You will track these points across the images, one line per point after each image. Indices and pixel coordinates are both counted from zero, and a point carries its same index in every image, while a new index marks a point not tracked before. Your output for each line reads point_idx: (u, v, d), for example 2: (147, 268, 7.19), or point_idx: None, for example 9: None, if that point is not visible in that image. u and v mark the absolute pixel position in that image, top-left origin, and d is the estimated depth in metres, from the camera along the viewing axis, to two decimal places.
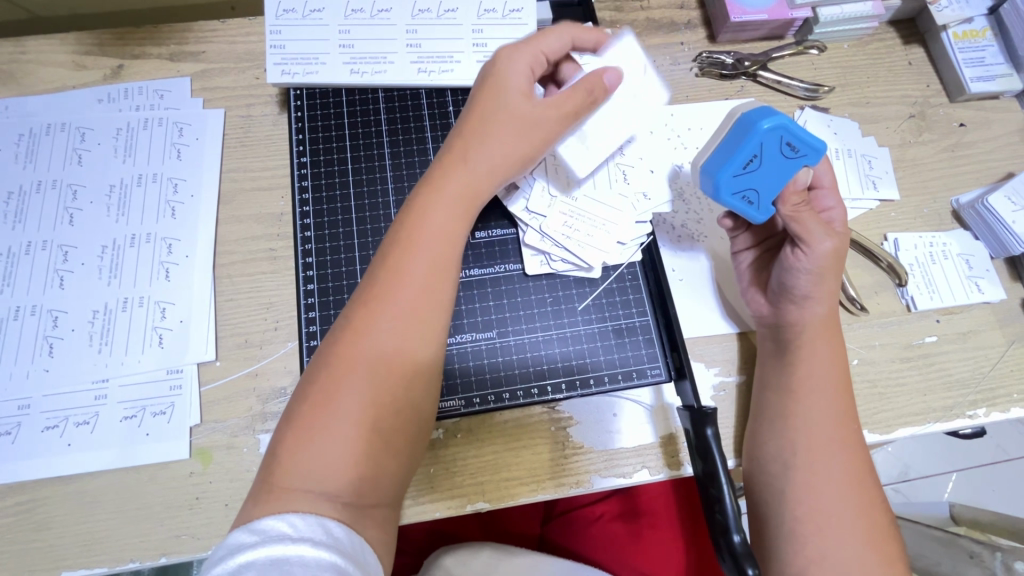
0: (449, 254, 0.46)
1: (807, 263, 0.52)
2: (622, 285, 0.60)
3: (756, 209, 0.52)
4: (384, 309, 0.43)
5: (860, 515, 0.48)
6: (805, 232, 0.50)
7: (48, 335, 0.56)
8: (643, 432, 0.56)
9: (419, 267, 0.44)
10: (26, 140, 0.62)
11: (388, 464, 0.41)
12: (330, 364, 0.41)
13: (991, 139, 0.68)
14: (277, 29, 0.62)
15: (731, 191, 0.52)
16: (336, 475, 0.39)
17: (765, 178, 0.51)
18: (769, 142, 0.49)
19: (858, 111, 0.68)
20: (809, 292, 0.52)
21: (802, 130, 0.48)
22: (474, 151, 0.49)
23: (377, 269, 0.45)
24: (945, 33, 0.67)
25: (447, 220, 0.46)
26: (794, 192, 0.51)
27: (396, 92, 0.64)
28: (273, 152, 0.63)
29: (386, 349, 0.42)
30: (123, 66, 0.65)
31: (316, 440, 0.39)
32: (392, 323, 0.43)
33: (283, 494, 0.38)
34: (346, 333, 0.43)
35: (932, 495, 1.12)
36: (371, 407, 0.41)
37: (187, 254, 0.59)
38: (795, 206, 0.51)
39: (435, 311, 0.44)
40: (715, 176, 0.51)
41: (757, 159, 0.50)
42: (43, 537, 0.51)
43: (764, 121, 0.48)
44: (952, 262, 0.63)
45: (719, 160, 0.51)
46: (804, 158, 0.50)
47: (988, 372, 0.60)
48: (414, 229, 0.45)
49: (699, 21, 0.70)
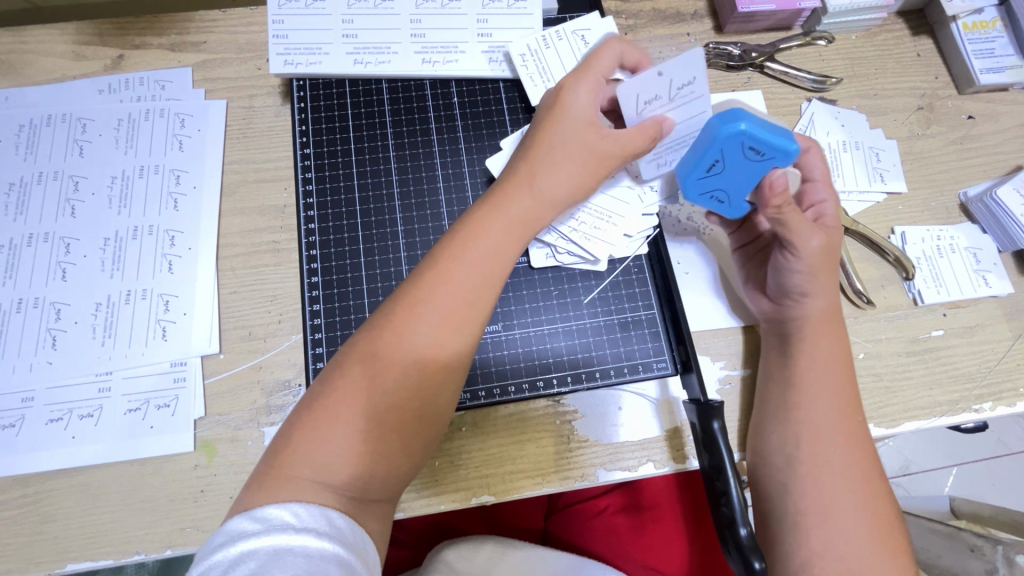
0: (493, 270, 0.46)
1: (800, 264, 0.51)
2: (627, 278, 0.60)
3: (728, 204, 0.53)
4: (422, 316, 0.42)
5: (866, 504, 0.48)
6: (793, 233, 0.50)
7: (51, 327, 0.56)
8: (649, 425, 0.56)
9: (461, 276, 0.44)
10: (27, 130, 0.61)
11: (399, 467, 0.42)
12: (358, 358, 0.41)
13: (1000, 132, 0.67)
14: (280, 18, 0.62)
15: (701, 191, 0.53)
16: (343, 471, 0.39)
17: (732, 180, 0.50)
18: (729, 149, 0.47)
19: (866, 103, 0.67)
20: (805, 289, 0.52)
21: (768, 135, 0.46)
22: (533, 167, 0.49)
23: (425, 266, 0.45)
24: (954, 24, 0.67)
25: (501, 237, 0.47)
26: (775, 197, 0.48)
27: (399, 83, 0.64)
28: (276, 143, 0.62)
29: (418, 357, 0.42)
30: (124, 56, 0.64)
31: (332, 434, 0.39)
32: (430, 330, 0.42)
33: (289, 478, 0.38)
34: (381, 329, 0.42)
35: (933, 489, 1.12)
36: (391, 412, 0.41)
37: (190, 246, 0.59)
38: (776, 209, 0.49)
39: (473, 319, 0.44)
40: (682, 178, 0.51)
41: (720, 163, 0.49)
42: (48, 529, 0.51)
43: (724, 127, 0.46)
44: (960, 255, 0.63)
45: (686, 163, 0.51)
46: (772, 159, 0.48)
47: (994, 366, 0.60)
48: (466, 238, 0.46)
49: (706, 11, 0.69)
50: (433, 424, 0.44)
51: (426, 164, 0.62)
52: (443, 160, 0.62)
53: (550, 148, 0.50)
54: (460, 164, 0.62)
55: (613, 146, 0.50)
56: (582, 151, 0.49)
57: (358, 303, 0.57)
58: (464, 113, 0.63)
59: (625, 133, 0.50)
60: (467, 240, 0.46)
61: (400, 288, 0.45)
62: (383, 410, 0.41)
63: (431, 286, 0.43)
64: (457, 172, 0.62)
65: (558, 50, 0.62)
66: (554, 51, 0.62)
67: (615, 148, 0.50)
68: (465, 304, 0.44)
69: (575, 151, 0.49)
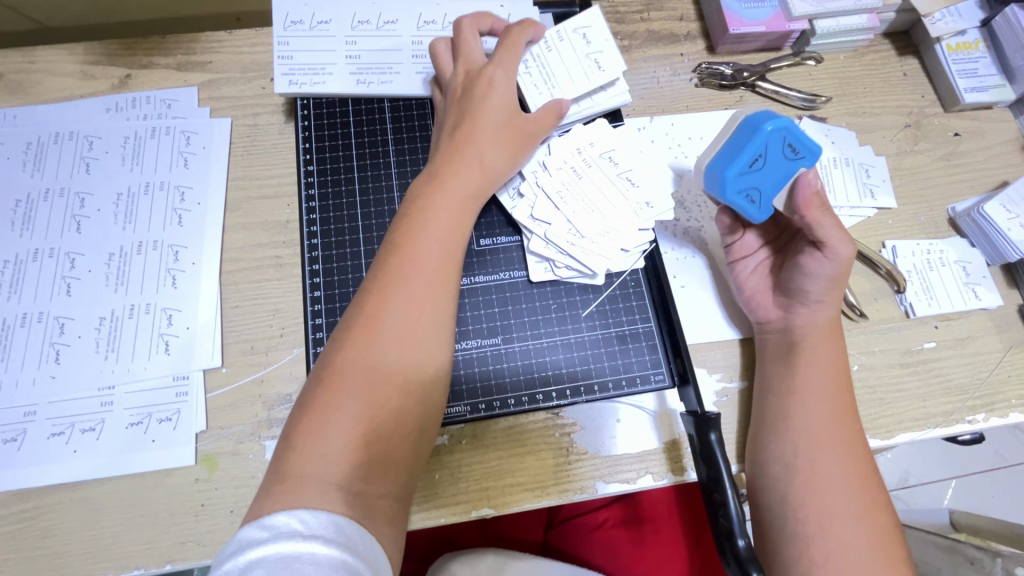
0: (454, 242, 0.49)
1: (827, 268, 0.52)
2: (624, 291, 0.61)
3: (758, 207, 0.54)
4: (394, 295, 0.45)
5: (864, 513, 0.49)
6: (827, 235, 0.51)
7: (54, 342, 0.57)
8: (647, 437, 0.57)
9: (424, 252, 0.47)
10: (34, 148, 0.62)
11: (398, 449, 0.43)
12: (343, 349, 0.43)
13: (986, 148, 0.69)
14: (284, 40, 0.63)
15: (736, 189, 0.53)
16: (342, 459, 0.40)
17: (768, 179, 0.53)
18: (773, 142, 0.51)
19: (856, 121, 0.69)
20: (823, 296, 0.54)
21: (806, 135, 0.51)
22: (470, 147, 0.53)
23: (388, 252, 0.47)
24: (938, 45, 0.69)
25: (452, 211, 0.50)
26: (812, 197, 0.52)
27: (401, 101, 0.65)
28: (280, 160, 0.64)
29: (397, 333, 0.44)
30: (131, 75, 0.66)
31: (328, 425, 0.40)
32: (404, 305, 0.45)
33: (294, 481, 0.38)
34: (358, 317, 0.45)
35: (932, 502, 1.13)
36: (383, 392, 0.42)
37: (193, 261, 0.60)
38: (819, 209, 0.52)
39: (442, 289, 0.47)
40: (722, 173, 0.53)
41: (761, 159, 0.52)
42: (48, 544, 0.51)
43: (768, 123, 0.51)
44: (950, 268, 0.64)
45: (725, 159, 0.53)
46: (804, 160, 0.52)
47: (986, 378, 0.60)
48: (424, 216, 0.49)
49: (698, 32, 0.71)
50: (426, 397, 0.45)
51: None
52: None
53: (480, 129, 0.54)
54: None
55: (532, 125, 0.56)
56: (503, 130, 0.55)
57: None
58: None
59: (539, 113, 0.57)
60: (423, 219, 0.49)
61: (367, 278, 0.47)
62: (375, 391, 0.42)
63: (397, 267, 0.46)
64: None
65: (560, 56, 0.60)
66: (555, 55, 0.60)
67: (533, 127, 0.56)
68: (432, 277, 0.47)
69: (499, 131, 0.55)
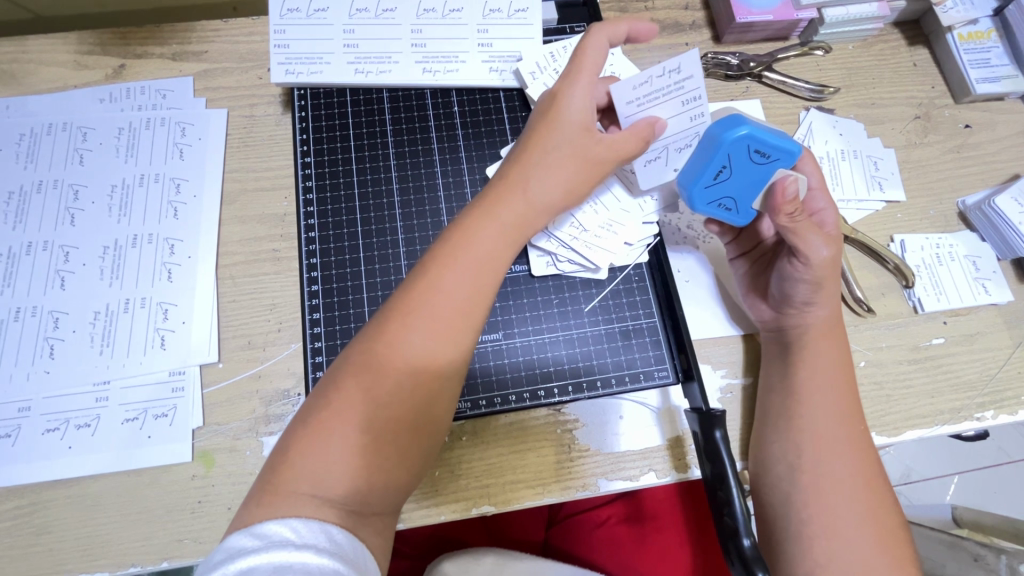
0: (485, 272, 0.45)
1: (805, 273, 0.51)
2: (628, 286, 0.60)
3: (736, 214, 0.52)
4: (416, 321, 0.42)
5: (871, 512, 0.48)
6: (799, 244, 0.49)
7: (49, 337, 0.56)
8: (650, 434, 0.56)
9: (450, 285, 0.44)
10: (27, 139, 0.61)
11: (397, 479, 0.41)
12: (351, 369, 0.41)
13: (997, 140, 0.68)
14: (281, 28, 0.62)
15: (706, 201, 0.52)
16: (339, 483, 0.38)
17: (739, 187, 0.50)
18: (736, 152, 0.48)
19: (864, 112, 0.68)
20: (810, 299, 0.52)
21: (772, 137, 0.47)
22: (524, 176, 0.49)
23: (416, 275, 0.45)
24: (950, 34, 0.67)
25: (490, 241, 0.46)
26: (788, 202, 0.47)
27: (400, 92, 0.64)
28: (277, 151, 0.63)
29: (411, 364, 0.42)
30: (125, 65, 0.64)
31: (327, 448, 0.39)
32: (423, 338, 0.42)
33: (286, 493, 0.38)
34: (375, 339, 0.42)
35: (934, 497, 1.12)
36: (386, 421, 0.41)
37: (190, 254, 0.59)
38: (789, 215, 0.48)
39: (465, 325, 0.44)
40: (688, 188, 0.51)
41: (726, 170, 0.49)
42: (43, 541, 0.51)
43: (730, 132, 0.47)
44: (959, 263, 0.63)
45: (691, 172, 0.51)
46: (777, 162, 0.49)
47: (996, 374, 0.59)
48: (458, 245, 0.45)
49: (704, 21, 0.70)
50: (430, 432, 0.43)
51: (427, 173, 0.62)
52: (443, 169, 0.62)
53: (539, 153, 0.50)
54: (460, 173, 0.62)
55: (608, 152, 0.51)
56: (569, 159, 0.50)
57: (358, 312, 0.57)
58: (465, 121, 0.64)
59: (618, 138, 0.51)
60: (459, 247, 0.45)
61: (391, 298, 0.44)
62: (379, 420, 0.40)
63: (421, 293, 0.43)
64: (457, 181, 0.62)
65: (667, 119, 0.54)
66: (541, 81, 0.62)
67: (609, 155, 0.51)
68: (459, 311, 0.43)
69: (560, 157, 0.50)
